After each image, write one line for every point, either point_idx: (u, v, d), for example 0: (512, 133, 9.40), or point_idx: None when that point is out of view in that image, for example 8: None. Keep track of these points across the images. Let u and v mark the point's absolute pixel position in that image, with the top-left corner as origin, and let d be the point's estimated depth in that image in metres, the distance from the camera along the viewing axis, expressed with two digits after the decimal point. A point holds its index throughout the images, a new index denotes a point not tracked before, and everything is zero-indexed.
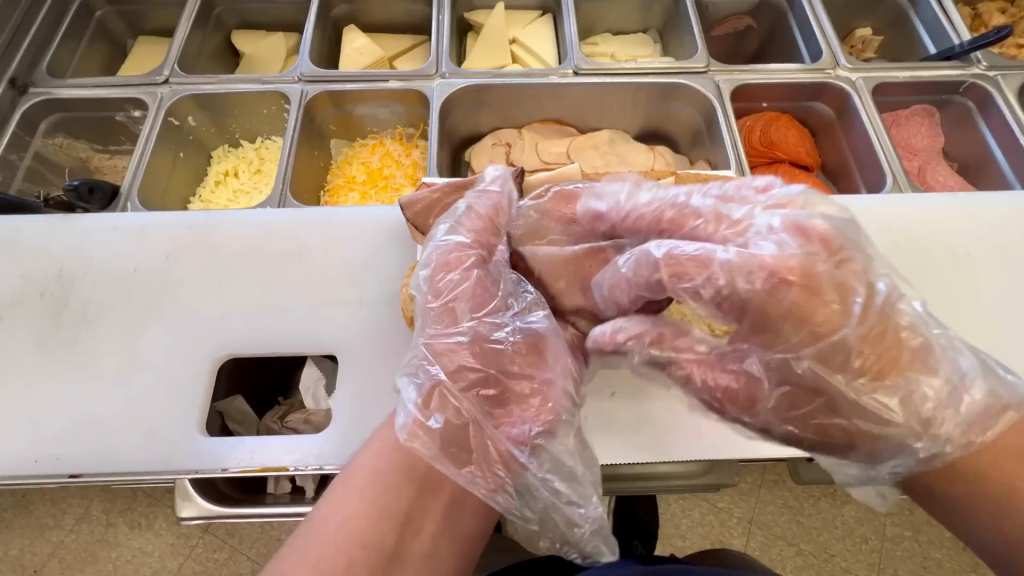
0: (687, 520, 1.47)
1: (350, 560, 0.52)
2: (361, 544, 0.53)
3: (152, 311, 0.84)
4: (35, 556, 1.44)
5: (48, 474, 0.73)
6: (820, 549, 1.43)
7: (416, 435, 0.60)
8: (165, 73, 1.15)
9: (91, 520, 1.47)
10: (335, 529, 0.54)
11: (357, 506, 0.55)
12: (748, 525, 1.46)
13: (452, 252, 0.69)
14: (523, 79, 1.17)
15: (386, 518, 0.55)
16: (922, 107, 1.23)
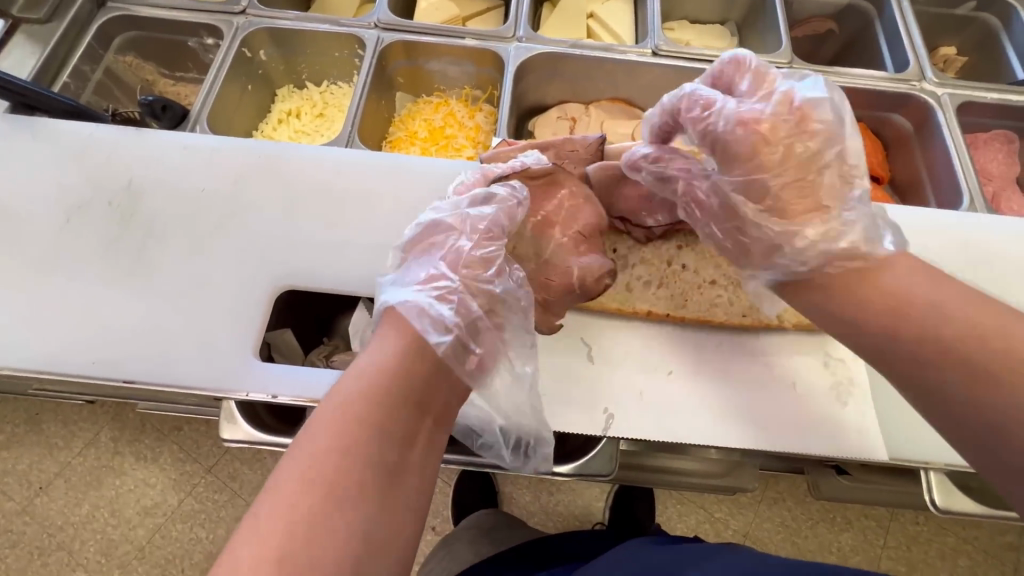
0: (683, 524, 1.46)
1: (346, 470, 0.43)
2: (369, 437, 0.45)
3: (218, 234, 0.83)
4: (42, 473, 1.46)
5: (105, 377, 0.74)
6: None
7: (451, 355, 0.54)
8: (243, 3, 1.14)
9: (98, 447, 1.49)
10: (338, 424, 0.45)
11: (364, 397, 0.47)
12: (742, 538, 1.45)
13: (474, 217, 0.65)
14: (601, 53, 1.14)
15: (394, 412, 0.47)
16: (1002, 132, 1.19)
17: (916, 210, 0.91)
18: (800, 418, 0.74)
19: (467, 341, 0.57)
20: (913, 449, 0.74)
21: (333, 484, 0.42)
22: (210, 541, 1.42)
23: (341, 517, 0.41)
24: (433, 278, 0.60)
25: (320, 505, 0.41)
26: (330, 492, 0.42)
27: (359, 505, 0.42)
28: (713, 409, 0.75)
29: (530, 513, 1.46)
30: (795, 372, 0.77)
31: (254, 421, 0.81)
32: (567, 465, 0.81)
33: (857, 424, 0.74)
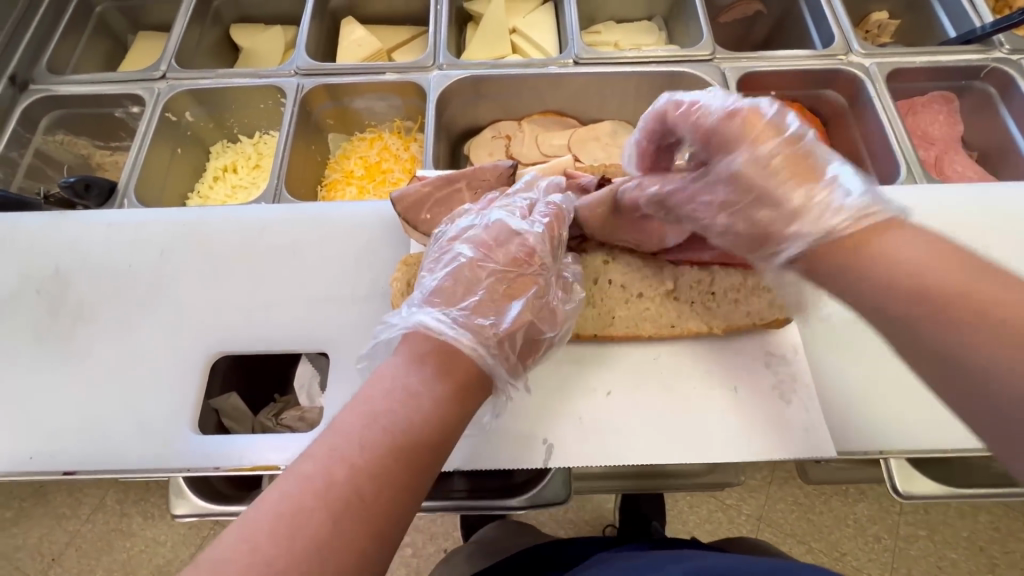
0: (694, 516, 1.44)
1: (370, 466, 0.48)
2: (392, 436, 0.50)
3: (145, 309, 0.83)
4: (53, 545, 1.46)
5: (45, 470, 0.73)
6: (831, 548, 1.39)
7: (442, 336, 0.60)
8: (163, 68, 1.15)
9: (105, 511, 1.49)
10: (366, 430, 0.49)
11: (391, 408, 0.52)
12: (757, 522, 1.43)
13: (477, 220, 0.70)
14: (522, 70, 1.14)
15: (418, 430, 0.51)
16: (939, 94, 1.18)
17: None
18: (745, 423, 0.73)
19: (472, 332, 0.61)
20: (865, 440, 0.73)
21: (357, 484, 0.46)
22: None
23: (357, 516, 0.45)
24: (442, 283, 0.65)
25: (340, 498, 0.45)
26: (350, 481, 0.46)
27: (379, 504, 0.47)
28: (658, 426, 0.73)
29: (542, 523, 1.46)
30: (737, 376, 0.76)
31: (203, 492, 0.81)
32: (521, 498, 0.80)
33: (804, 422, 0.72)
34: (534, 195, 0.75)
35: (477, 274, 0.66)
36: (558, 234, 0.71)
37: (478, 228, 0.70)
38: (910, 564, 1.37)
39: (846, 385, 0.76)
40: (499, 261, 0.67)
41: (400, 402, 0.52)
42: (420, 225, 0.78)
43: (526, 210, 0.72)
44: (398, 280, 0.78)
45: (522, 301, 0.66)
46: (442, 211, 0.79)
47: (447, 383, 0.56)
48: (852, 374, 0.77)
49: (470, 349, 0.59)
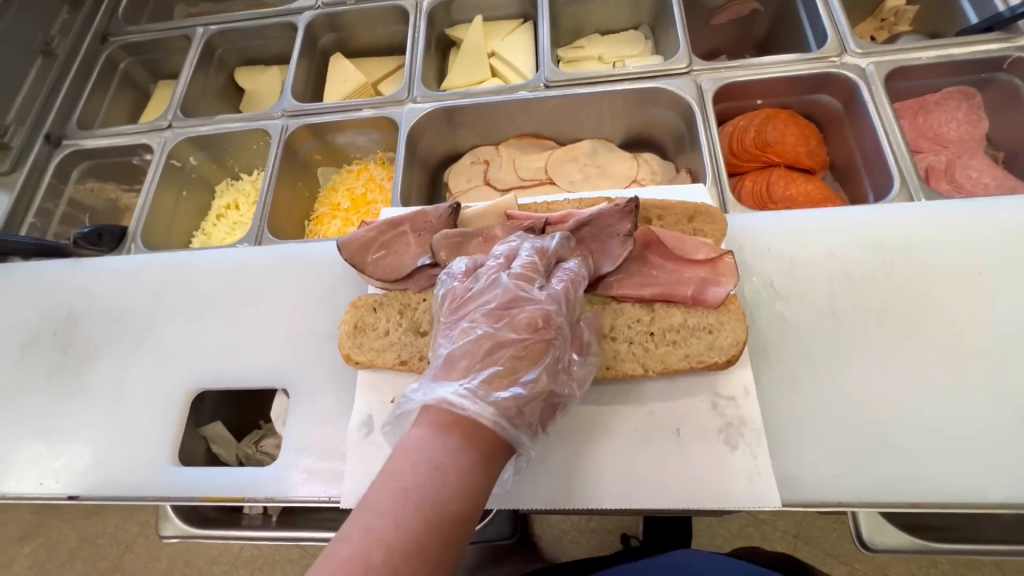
0: (724, 530, 1.39)
1: (404, 548, 0.49)
2: (424, 516, 0.51)
3: (137, 348, 0.93)
4: (127, 533, 1.57)
5: (50, 494, 0.83)
6: (878, 570, 1.30)
7: (474, 406, 0.58)
8: (169, 118, 1.26)
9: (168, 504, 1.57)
10: (397, 507, 0.51)
11: (419, 483, 0.53)
12: (793, 539, 1.36)
13: (470, 301, 0.69)
14: (492, 97, 1.15)
15: (445, 504, 0.52)
16: (957, 89, 1.06)
17: (820, 212, 0.84)
18: (683, 469, 0.70)
19: (484, 400, 0.59)
20: (811, 491, 0.69)
21: (393, 563, 0.48)
22: None
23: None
24: (451, 366, 0.63)
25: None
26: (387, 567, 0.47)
27: None
28: (593, 470, 0.71)
29: (564, 530, 1.48)
30: (681, 418, 0.73)
31: (185, 516, 0.89)
32: None
33: (748, 470, 0.69)
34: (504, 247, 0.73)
35: (494, 349, 0.63)
36: (575, 296, 0.69)
37: (489, 297, 0.68)
38: None
39: (800, 429, 0.72)
40: (517, 330, 0.64)
41: (427, 476, 0.53)
42: (367, 267, 0.81)
43: (525, 268, 0.69)
44: (346, 321, 0.82)
45: (540, 369, 0.63)
46: (387, 252, 0.81)
47: (473, 451, 0.57)
48: (809, 417, 0.72)
49: (493, 422, 0.58)
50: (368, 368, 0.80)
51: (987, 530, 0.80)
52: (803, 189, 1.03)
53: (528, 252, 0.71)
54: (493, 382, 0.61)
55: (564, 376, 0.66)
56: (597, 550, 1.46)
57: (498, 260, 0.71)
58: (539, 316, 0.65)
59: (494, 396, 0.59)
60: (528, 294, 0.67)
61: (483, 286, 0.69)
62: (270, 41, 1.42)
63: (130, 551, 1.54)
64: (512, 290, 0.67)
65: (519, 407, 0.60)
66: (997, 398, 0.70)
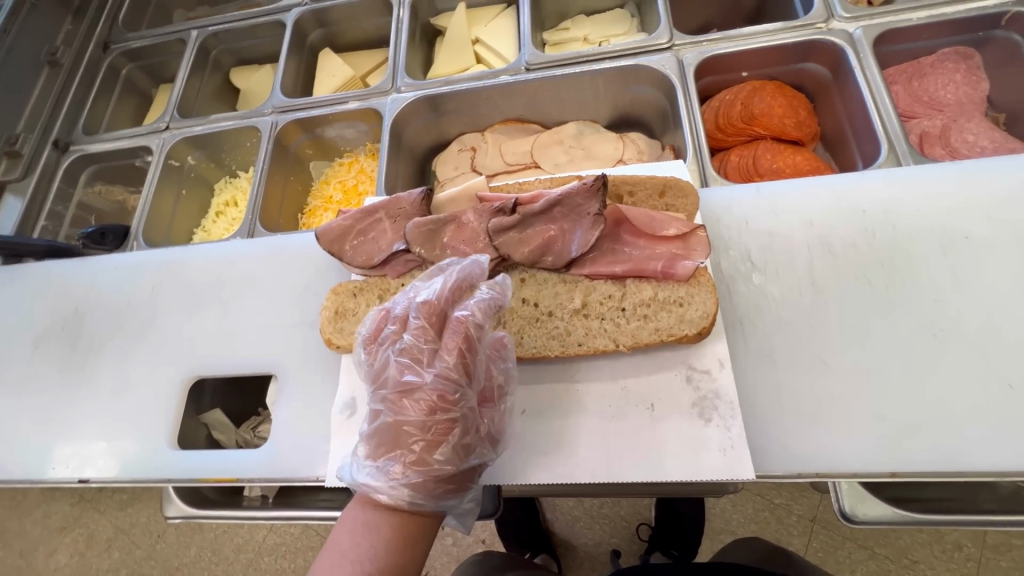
0: (739, 516, 1.37)
1: None
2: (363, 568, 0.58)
3: (138, 340, 0.97)
4: (157, 523, 1.63)
5: (62, 478, 0.88)
6: (898, 555, 1.27)
7: (381, 492, 0.62)
8: (166, 120, 1.30)
9: None
10: (339, 567, 0.58)
11: (357, 542, 0.60)
12: (810, 524, 1.33)
13: (373, 373, 0.70)
14: (474, 84, 1.15)
15: (382, 554, 0.60)
16: (954, 50, 1.02)
17: (801, 182, 0.83)
18: (658, 444, 0.70)
19: (386, 485, 0.62)
20: (789, 462, 0.68)
21: None
22: (292, 571, 1.50)
23: None
24: (360, 448, 0.65)
25: None
26: None
27: None
28: (566, 444, 0.72)
29: (576, 517, 1.49)
30: (655, 393, 0.73)
31: (189, 498, 0.94)
32: None
33: (723, 443, 0.68)
34: (396, 307, 0.72)
35: (396, 430, 0.65)
36: (471, 354, 0.67)
37: (387, 372, 0.68)
38: None
39: (775, 400, 0.71)
40: (416, 406, 0.65)
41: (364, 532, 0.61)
42: (345, 255, 0.82)
43: (414, 336, 0.68)
44: (328, 307, 0.83)
45: (440, 437, 0.64)
46: (362, 240, 0.83)
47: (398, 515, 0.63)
48: (784, 391, 0.71)
49: (406, 503, 0.62)
50: (349, 352, 0.82)
51: (982, 499, 0.78)
52: (790, 161, 1.01)
53: (416, 314, 0.69)
54: (395, 463, 0.63)
55: (473, 433, 0.66)
56: (610, 534, 1.46)
57: (393, 324, 0.71)
58: (433, 388, 0.65)
59: (397, 481, 0.62)
60: (420, 363, 0.67)
61: (385, 353, 0.69)
62: (262, 40, 1.45)
63: (160, 541, 1.61)
64: (406, 361, 0.67)
65: (424, 483, 0.62)
66: (983, 363, 0.68)
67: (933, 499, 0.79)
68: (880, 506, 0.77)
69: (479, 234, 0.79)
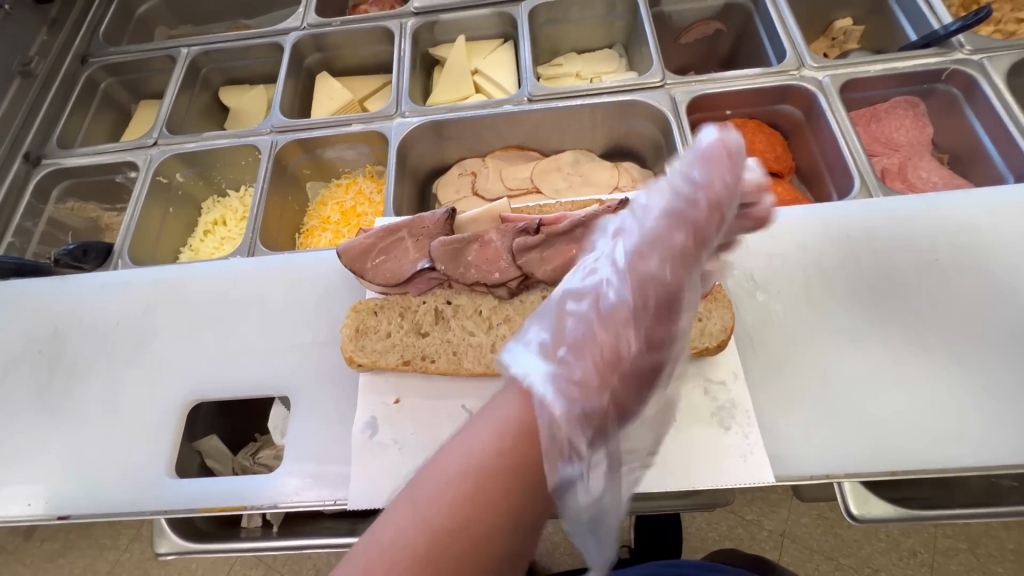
0: (715, 533, 1.42)
1: (440, 555, 0.45)
2: (472, 504, 0.47)
3: (130, 362, 0.91)
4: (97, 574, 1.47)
5: (37, 515, 0.80)
6: (861, 564, 1.34)
7: (549, 410, 0.54)
8: (154, 136, 1.26)
9: (142, 540, 1.48)
10: (435, 497, 0.47)
11: (462, 467, 0.49)
12: (780, 538, 1.39)
13: (587, 283, 0.66)
14: (478, 111, 1.20)
15: (492, 488, 0.48)
16: (904, 99, 1.16)
17: (792, 208, 0.91)
18: (682, 453, 0.73)
19: (558, 405, 0.55)
20: (802, 466, 0.72)
21: (435, 555, 0.45)
22: None
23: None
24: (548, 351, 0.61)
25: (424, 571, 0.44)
26: (424, 554, 0.45)
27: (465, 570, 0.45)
28: None
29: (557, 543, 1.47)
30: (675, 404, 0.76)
31: (183, 532, 0.87)
32: None
33: (743, 449, 0.73)
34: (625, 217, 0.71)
35: (613, 338, 0.62)
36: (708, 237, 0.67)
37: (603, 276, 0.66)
38: None
39: (786, 408, 0.76)
40: (615, 300, 0.64)
41: (478, 460, 0.49)
42: (367, 272, 0.83)
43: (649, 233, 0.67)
44: (348, 326, 0.83)
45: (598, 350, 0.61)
46: (384, 258, 0.83)
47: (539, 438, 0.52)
48: (793, 399, 0.77)
49: (564, 427, 0.55)
50: (370, 370, 0.81)
51: (956, 496, 0.86)
52: (773, 191, 1.11)
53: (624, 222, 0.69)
54: (577, 391, 0.58)
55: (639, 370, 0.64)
56: None
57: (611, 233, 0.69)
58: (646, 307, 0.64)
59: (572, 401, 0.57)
60: (632, 319, 0.64)
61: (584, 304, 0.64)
62: (255, 61, 1.44)
63: None
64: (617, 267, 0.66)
65: (585, 408, 0.58)
66: (960, 371, 0.77)
67: (918, 498, 0.86)
68: (883, 505, 0.81)
69: (504, 253, 0.81)
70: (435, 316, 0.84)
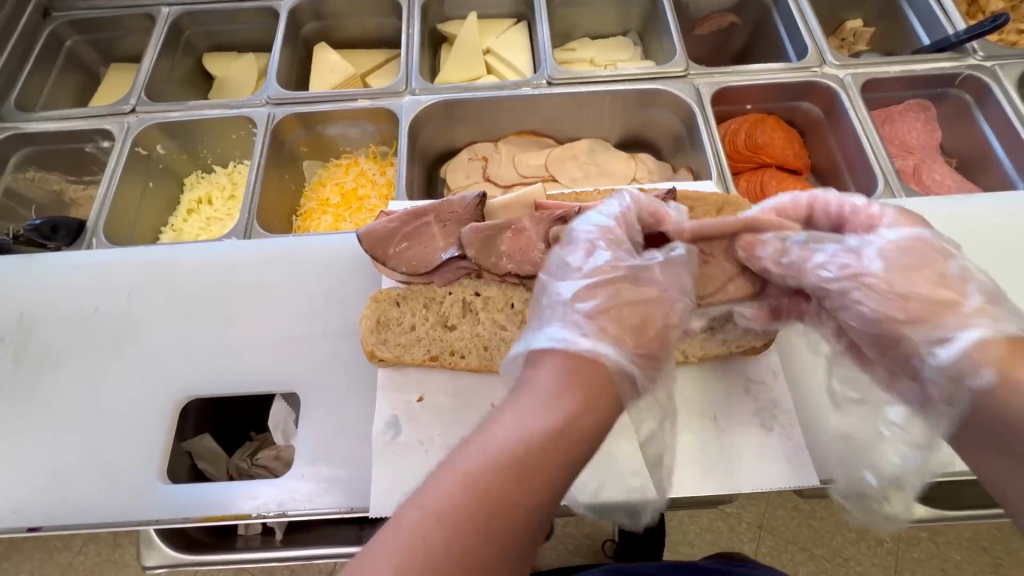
0: (695, 526, 1.34)
1: (524, 477, 0.47)
2: (561, 456, 0.49)
3: (112, 352, 0.82)
4: None
5: (3, 527, 0.70)
6: (832, 554, 1.30)
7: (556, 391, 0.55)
8: (132, 102, 1.14)
9: (97, 541, 1.29)
10: (536, 418, 0.50)
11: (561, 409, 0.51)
12: (758, 530, 1.33)
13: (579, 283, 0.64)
14: (494, 93, 1.14)
15: (573, 449, 0.50)
16: (917, 102, 1.17)
17: None
18: (724, 456, 0.71)
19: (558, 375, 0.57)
20: (844, 467, 0.71)
21: (521, 470, 0.47)
22: None
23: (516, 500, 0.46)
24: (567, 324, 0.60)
25: (506, 483, 0.46)
26: (514, 470, 0.47)
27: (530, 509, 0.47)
28: None
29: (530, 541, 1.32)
30: (716, 404, 0.74)
31: (176, 543, 0.80)
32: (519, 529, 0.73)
33: (787, 451, 0.71)
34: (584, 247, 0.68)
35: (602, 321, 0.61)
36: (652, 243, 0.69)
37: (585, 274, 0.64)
38: (913, 567, 1.27)
39: (827, 410, 0.74)
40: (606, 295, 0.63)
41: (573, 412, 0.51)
42: (389, 259, 0.76)
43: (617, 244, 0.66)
44: (368, 317, 0.75)
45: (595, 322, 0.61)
46: (409, 243, 0.77)
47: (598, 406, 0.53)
48: (832, 400, 0.75)
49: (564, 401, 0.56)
50: (391, 366, 0.74)
51: (969, 496, 0.88)
52: (793, 188, 1.10)
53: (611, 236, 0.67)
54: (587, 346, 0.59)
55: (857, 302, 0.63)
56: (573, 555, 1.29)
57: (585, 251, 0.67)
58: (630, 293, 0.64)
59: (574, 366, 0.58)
60: None
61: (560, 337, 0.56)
62: (244, 27, 1.33)
63: None
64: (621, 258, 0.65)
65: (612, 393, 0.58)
66: None
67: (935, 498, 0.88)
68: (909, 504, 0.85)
69: (541, 240, 0.76)
70: (462, 308, 0.77)
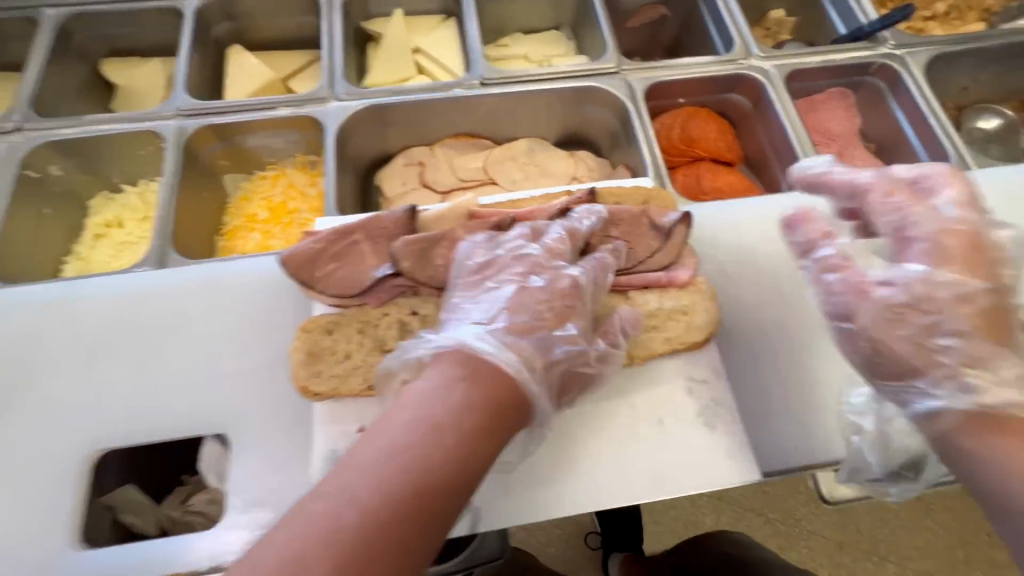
0: (658, 507, 1.39)
1: (395, 485, 0.49)
2: (429, 459, 0.51)
3: (7, 408, 0.73)
4: None
5: None
6: (787, 516, 1.40)
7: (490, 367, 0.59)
8: (16, 119, 1.02)
9: None
10: (409, 426, 0.53)
11: (431, 412, 0.54)
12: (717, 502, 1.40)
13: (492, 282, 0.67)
14: (425, 95, 1.09)
15: (445, 453, 0.52)
16: (837, 90, 1.21)
17: (755, 199, 0.92)
18: (672, 458, 0.71)
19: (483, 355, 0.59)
20: (784, 459, 0.73)
21: (386, 482, 0.49)
22: None
23: (385, 516, 0.48)
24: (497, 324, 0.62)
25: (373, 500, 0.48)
26: (379, 486, 0.49)
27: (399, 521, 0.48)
28: (582, 472, 0.70)
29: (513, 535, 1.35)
30: (661, 408, 0.74)
31: None
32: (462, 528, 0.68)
33: (728, 448, 0.72)
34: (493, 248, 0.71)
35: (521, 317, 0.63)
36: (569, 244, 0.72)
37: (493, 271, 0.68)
38: (857, 519, 1.40)
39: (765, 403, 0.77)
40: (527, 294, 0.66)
41: (436, 416, 0.54)
42: (316, 283, 0.72)
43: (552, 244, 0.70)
44: (298, 349, 0.71)
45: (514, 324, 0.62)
46: (338, 265, 0.72)
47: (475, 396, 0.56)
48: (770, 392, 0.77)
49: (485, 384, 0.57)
50: (328, 400, 0.70)
51: None
52: (727, 179, 1.12)
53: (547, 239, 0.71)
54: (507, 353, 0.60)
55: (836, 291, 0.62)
56: (547, 544, 1.33)
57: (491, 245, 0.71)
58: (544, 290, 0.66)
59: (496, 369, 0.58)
60: None
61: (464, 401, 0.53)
62: (145, 29, 1.21)
63: None
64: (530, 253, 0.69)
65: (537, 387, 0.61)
66: None
67: None
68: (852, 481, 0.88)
69: None
70: (400, 330, 0.73)
